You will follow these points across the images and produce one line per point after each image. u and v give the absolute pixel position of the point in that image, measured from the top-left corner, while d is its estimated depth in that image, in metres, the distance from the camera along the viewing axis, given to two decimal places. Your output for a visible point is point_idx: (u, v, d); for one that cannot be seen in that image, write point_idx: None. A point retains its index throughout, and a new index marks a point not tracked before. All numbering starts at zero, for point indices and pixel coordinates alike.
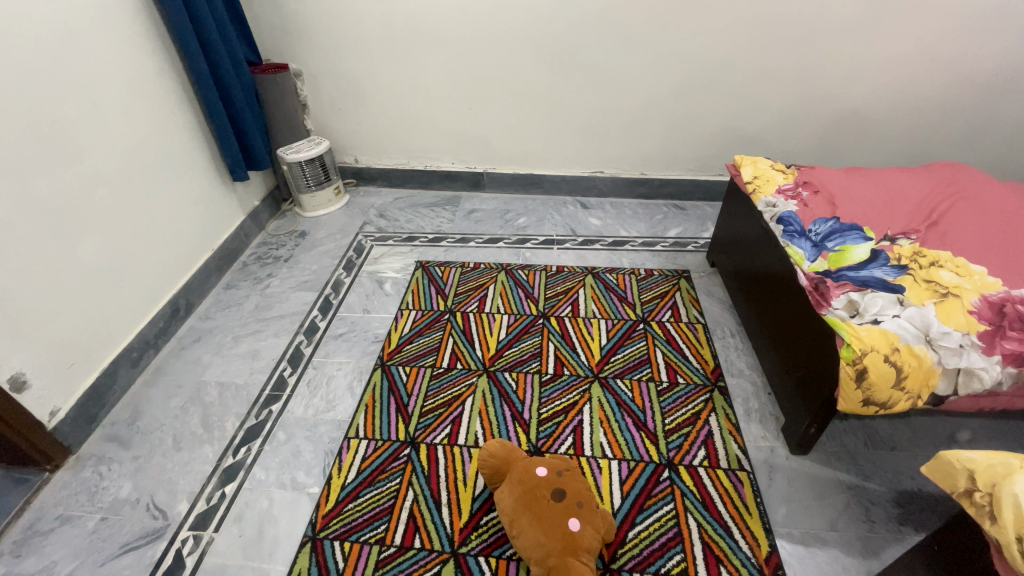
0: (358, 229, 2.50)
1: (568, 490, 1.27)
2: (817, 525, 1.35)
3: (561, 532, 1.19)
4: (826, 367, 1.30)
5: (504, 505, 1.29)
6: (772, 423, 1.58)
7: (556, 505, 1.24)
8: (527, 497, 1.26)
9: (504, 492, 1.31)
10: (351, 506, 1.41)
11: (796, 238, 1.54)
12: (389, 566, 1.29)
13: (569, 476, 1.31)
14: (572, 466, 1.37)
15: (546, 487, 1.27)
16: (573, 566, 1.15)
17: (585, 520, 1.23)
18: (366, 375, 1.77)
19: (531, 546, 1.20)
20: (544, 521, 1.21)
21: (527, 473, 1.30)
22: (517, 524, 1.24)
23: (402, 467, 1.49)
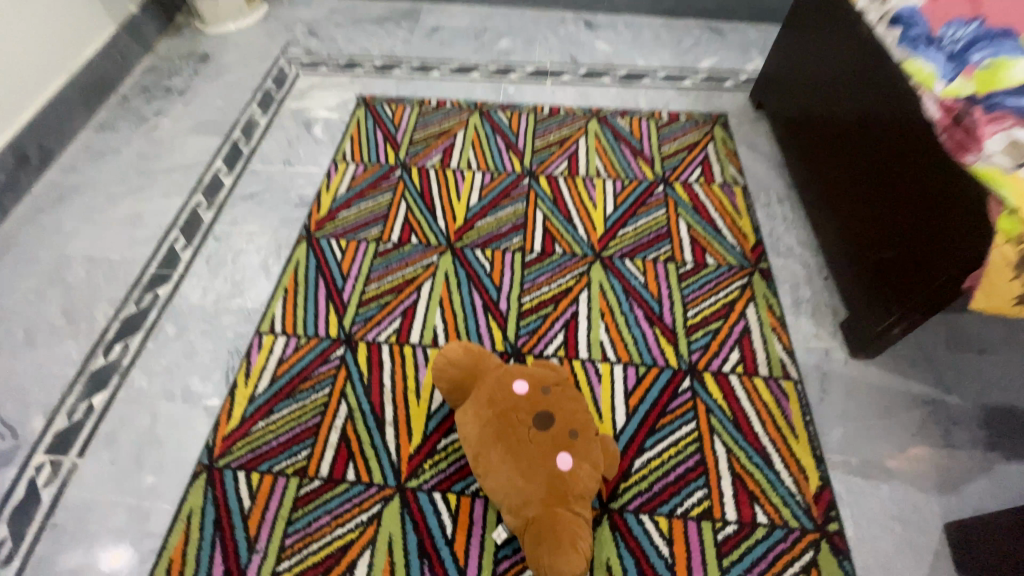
0: (280, 52, 1.83)
1: (558, 414, 0.89)
2: (882, 452, 1.02)
3: (547, 475, 0.84)
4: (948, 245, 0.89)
5: (469, 433, 0.92)
6: (828, 318, 1.19)
7: (539, 437, 0.87)
8: (500, 426, 0.89)
9: (469, 416, 0.94)
10: (261, 426, 1.03)
11: (921, 47, 1.00)
12: (310, 507, 0.94)
13: (558, 395, 0.92)
14: (563, 378, 0.98)
15: (527, 413, 0.89)
16: (564, 522, 0.82)
17: (581, 455, 0.87)
18: (287, 250, 1.30)
19: (504, 493, 0.86)
20: (522, 459, 0.85)
21: (499, 393, 0.92)
22: (486, 461, 0.89)
23: (332, 373, 1.10)
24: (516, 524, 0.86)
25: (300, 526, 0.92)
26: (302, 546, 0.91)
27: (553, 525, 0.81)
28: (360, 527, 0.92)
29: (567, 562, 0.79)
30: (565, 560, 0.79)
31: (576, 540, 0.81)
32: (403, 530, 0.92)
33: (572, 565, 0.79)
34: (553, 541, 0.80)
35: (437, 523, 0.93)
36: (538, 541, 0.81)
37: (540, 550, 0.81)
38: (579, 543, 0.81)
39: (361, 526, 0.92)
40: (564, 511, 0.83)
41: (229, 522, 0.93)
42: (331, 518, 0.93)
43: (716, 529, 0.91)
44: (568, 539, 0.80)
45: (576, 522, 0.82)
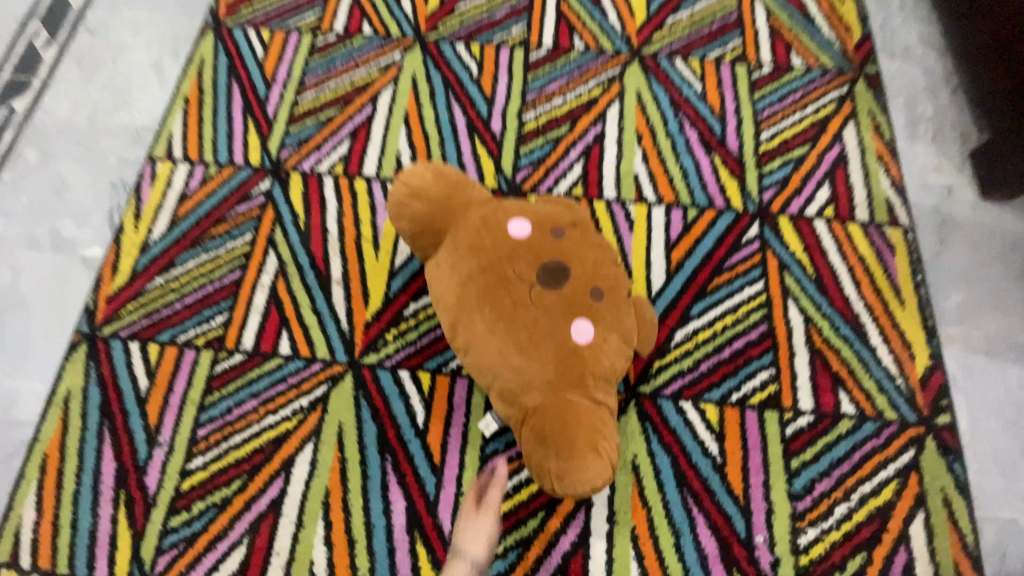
0: None
1: (574, 267, 0.59)
2: (1014, 324, 0.74)
3: (557, 352, 0.56)
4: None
5: (442, 294, 0.62)
6: (954, 146, 0.84)
7: (547, 299, 0.57)
8: (488, 283, 0.58)
9: (440, 269, 0.62)
10: (159, 284, 0.75)
11: None
12: (229, 389, 0.68)
13: (576, 239, 0.61)
14: (583, 215, 0.65)
15: (529, 265, 0.58)
16: (581, 415, 0.55)
17: (607, 325, 0.58)
18: (187, 45, 0.91)
19: (493, 375, 0.59)
20: (520, 330, 0.57)
21: (487, 236, 0.60)
22: (467, 333, 0.60)
23: (255, 214, 0.77)
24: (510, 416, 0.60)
25: (216, 414, 0.67)
26: (220, 439, 0.66)
27: (565, 419, 0.55)
28: (298, 416, 0.66)
29: (583, 469, 0.54)
30: (581, 466, 0.54)
31: (597, 439, 0.55)
32: (358, 420, 0.66)
33: (591, 473, 0.54)
34: (564, 441, 0.55)
35: (405, 412, 0.67)
36: (541, 439, 0.56)
37: (544, 451, 0.56)
38: (601, 442, 0.56)
39: (299, 415, 0.66)
40: (580, 400, 0.56)
41: (121, 407, 0.68)
42: (258, 404, 0.67)
43: (785, 422, 0.66)
44: (586, 438, 0.55)
45: (597, 415, 0.56)
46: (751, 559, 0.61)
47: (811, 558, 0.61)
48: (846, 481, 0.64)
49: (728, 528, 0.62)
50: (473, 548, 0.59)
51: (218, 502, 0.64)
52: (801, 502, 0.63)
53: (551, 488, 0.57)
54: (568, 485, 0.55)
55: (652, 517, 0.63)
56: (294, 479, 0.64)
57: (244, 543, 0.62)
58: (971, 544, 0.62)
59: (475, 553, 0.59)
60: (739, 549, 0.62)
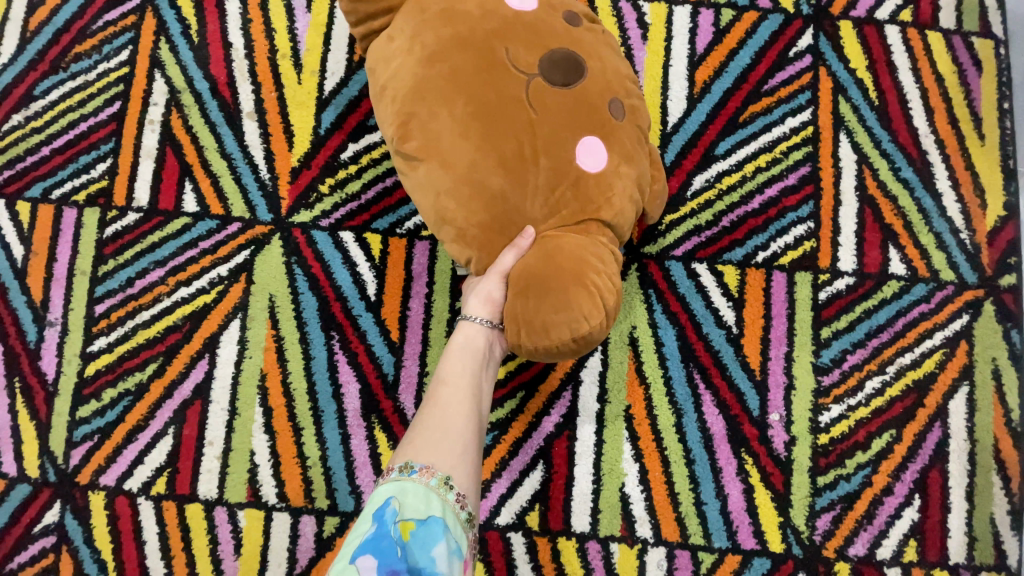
0: None
1: (591, 66, 0.43)
2: None
3: (553, 171, 0.41)
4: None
5: (398, 77, 0.43)
6: None
7: (549, 97, 0.41)
8: (465, 64, 0.41)
9: (394, 44, 0.44)
10: (16, 122, 0.56)
11: None
12: (127, 256, 0.54)
13: (594, 35, 0.45)
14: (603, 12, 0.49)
15: (527, 48, 0.42)
16: (567, 245, 0.41)
17: (626, 151, 0.43)
18: None
19: (455, 200, 0.42)
20: (506, 135, 0.41)
21: (471, 1, 0.43)
22: (423, 132, 0.42)
23: (132, 23, 0.57)
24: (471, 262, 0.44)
25: (115, 287, 0.53)
26: (124, 316, 0.53)
27: (546, 249, 0.41)
28: (219, 288, 0.53)
29: (564, 306, 0.40)
30: (560, 303, 0.40)
31: (586, 272, 0.40)
32: (294, 290, 0.53)
33: (574, 313, 0.40)
34: (540, 273, 0.40)
35: (352, 280, 0.53)
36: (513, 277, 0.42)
37: (516, 289, 0.42)
38: (593, 277, 0.41)
39: (219, 286, 0.53)
40: (574, 236, 0.41)
41: None
42: (165, 273, 0.53)
43: (819, 286, 0.54)
44: (572, 271, 0.40)
45: (593, 251, 0.41)
46: (763, 439, 0.53)
47: (832, 437, 0.53)
48: (883, 352, 0.54)
49: (739, 406, 0.53)
50: (477, 332, 0.45)
51: (133, 390, 0.53)
52: (827, 376, 0.53)
53: (515, 342, 0.42)
54: (544, 334, 0.41)
55: (650, 395, 0.53)
56: (220, 362, 0.52)
57: (170, 434, 0.52)
58: (1016, 421, 0.54)
59: (478, 339, 0.45)
60: (749, 429, 0.53)
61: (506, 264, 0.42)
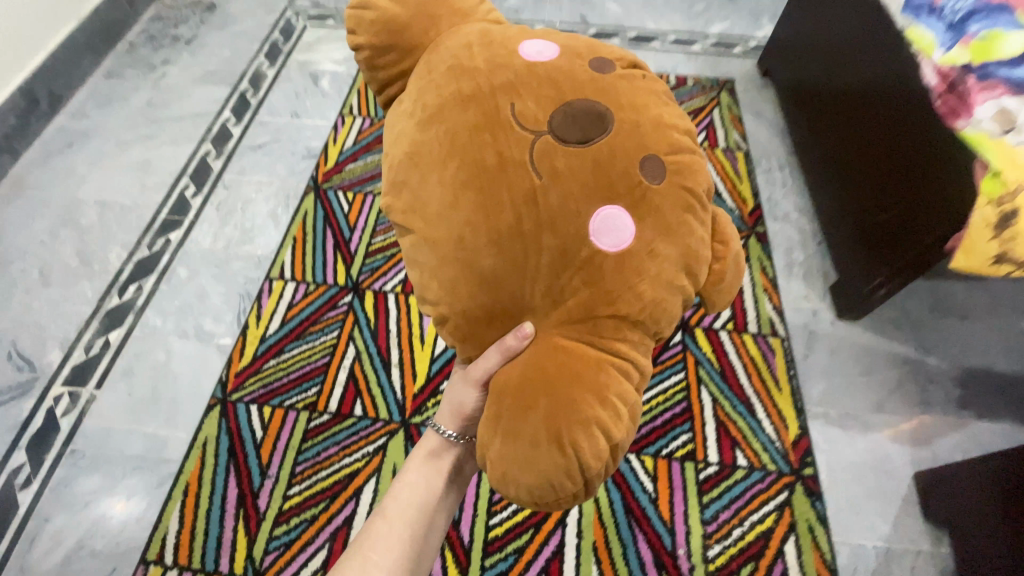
0: (287, 2, 1.81)
1: (612, 121, 0.54)
2: (860, 405, 1.07)
3: (553, 249, 0.50)
4: (924, 229, 0.94)
5: (405, 135, 0.59)
6: (820, 280, 1.23)
7: (557, 162, 0.52)
8: (471, 123, 0.54)
9: (406, 110, 0.60)
10: (272, 364, 1.08)
11: (923, 15, 0.99)
12: (319, 438, 1.00)
13: (616, 84, 0.57)
14: (636, 65, 0.62)
15: (536, 106, 0.54)
16: (545, 397, 0.50)
17: (651, 223, 0.52)
18: (295, 201, 1.33)
19: (446, 279, 0.53)
20: (511, 208, 0.51)
21: (482, 61, 0.58)
22: (420, 195, 0.55)
23: (339, 318, 1.14)
24: (467, 351, 0.57)
25: (310, 455, 0.98)
26: (311, 473, 0.96)
27: (529, 385, 0.51)
28: (366, 457, 0.98)
29: (532, 465, 0.49)
30: (530, 459, 0.50)
31: (560, 431, 0.49)
32: None
33: (544, 473, 0.49)
34: (519, 419, 0.50)
35: None
36: (497, 404, 0.52)
37: (495, 427, 0.52)
38: (566, 438, 0.49)
39: (367, 457, 0.98)
40: (581, 345, 0.51)
41: (243, 450, 0.99)
42: (339, 448, 0.98)
43: (699, 469, 0.97)
44: (545, 430, 0.49)
45: (578, 397, 0.49)
46: (674, 564, 0.90)
47: (716, 565, 0.90)
48: (740, 512, 0.94)
49: (658, 541, 0.91)
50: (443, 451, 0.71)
51: (309, 517, 0.93)
52: (709, 525, 0.93)
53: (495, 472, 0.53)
54: (515, 481, 0.51)
55: (607, 533, 0.91)
56: (363, 502, 0.94)
57: (326, 547, 0.91)
58: (829, 560, 0.91)
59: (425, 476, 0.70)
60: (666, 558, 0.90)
61: (490, 363, 0.55)
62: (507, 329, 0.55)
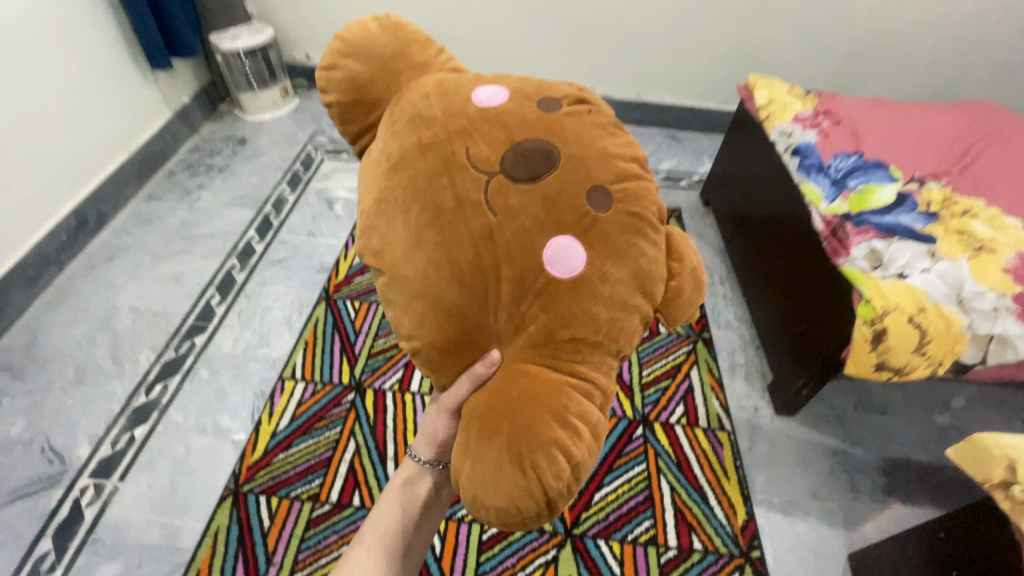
0: (308, 139, 2.16)
1: (559, 157, 0.58)
2: (798, 493, 1.23)
3: (510, 281, 0.56)
4: (824, 344, 1.17)
5: (372, 181, 0.64)
6: (758, 380, 1.44)
7: (510, 200, 0.57)
8: (431, 167, 0.59)
9: (373, 158, 0.66)
10: (281, 457, 1.22)
11: (812, 174, 1.31)
12: (321, 527, 1.12)
13: (561, 121, 0.62)
14: (582, 101, 0.67)
15: (489, 147, 0.59)
16: (507, 421, 0.53)
17: (602, 251, 0.57)
18: (307, 309, 1.54)
19: (416, 315, 0.58)
20: (470, 245, 0.56)
21: (439, 108, 0.63)
22: (387, 236, 0.60)
23: (342, 415, 1.29)
24: (440, 380, 0.62)
25: (313, 543, 1.10)
26: (313, 560, 1.08)
27: (492, 411, 0.54)
28: None
29: (498, 489, 0.52)
30: (495, 484, 0.52)
31: (522, 453, 0.51)
32: None
33: (509, 495, 0.52)
34: (483, 444, 0.53)
35: None
36: (465, 430, 0.56)
37: (463, 454, 0.55)
38: (528, 459, 0.51)
39: None
40: (542, 368, 0.56)
41: (251, 540, 1.10)
42: (337, 537, 1.11)
43: (660, 553, 1.11)
44: (508, 454, 0.52)
45: (538, 420, 0.52)
46: None
47: None
48: None
49: None
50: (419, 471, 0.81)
51: None
52: None
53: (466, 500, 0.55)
54: (483, 506, 0.54)
55: None
56: None
57: None
58: None
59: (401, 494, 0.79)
60: None
61: (461, 391, 0.60)
62: (476, 358, 0.60)
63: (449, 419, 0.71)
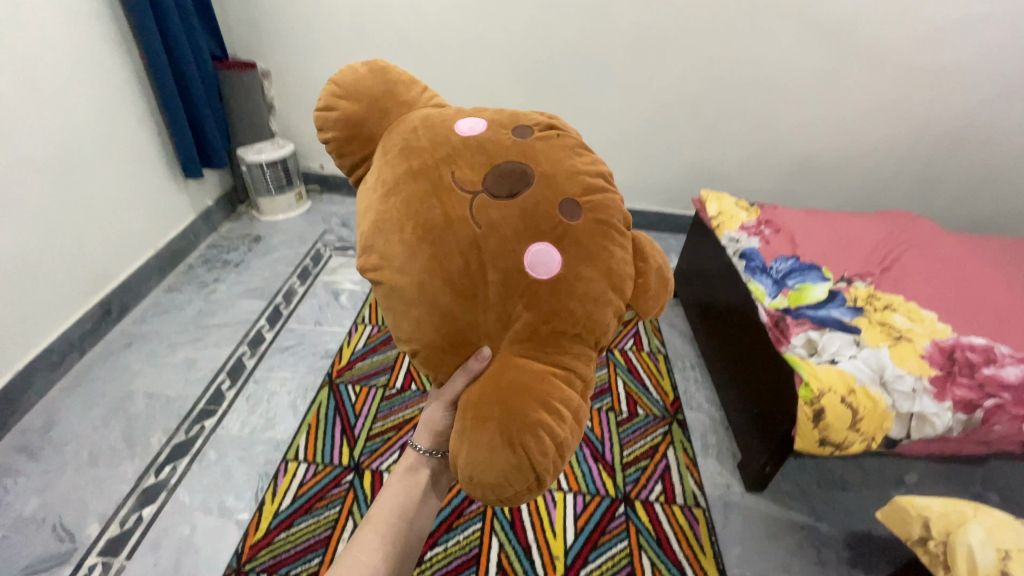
0: (318, 237, 2.40)
1: (532, 175, 0.70)
2: (769, 567, 1.31)
3: (497, 282, 0.66)
4: (778, 423, 1.31)
5: (371, 201, 0.74)
6: (729, 458, 1.56)
7: (493, 213, 0.67)
8: (423, 188, 0.69)
9: (370, 184, 0.76)
10: (283, 537, 1.29)
11: (757, 274, 1.55)
12: None
13: (532, 145, 0.73)
14: (549, 127, 0.78)
15: (473, 170, 0.70)
16: (497, 407, 0.62)
17: (574, 255, 0.67)
18: (312, 393, 1.66)
19: (414, 318, 0.67)
20: (460, 254, 0.66)
21: (427, 140, 0.74)
22: (386, 250, 0.69)
23: (342, 495, 1.38)
24: (438, 377, 0.71)
25: None
26: None
27: (484, 399, 0.62)
28: None
29: (493, 467, 0.60)
30: (489, 461, 0.60)
31: (512, 433, 0.60)
32: None
33: (503, 472, 0.60)
34: (477, 427, 0.62)
35: None
36: (462, 418, 0.64)
37: (460, 440, 0.64)
38: (518, 438, 0.60)
39: None
40: (528, 357, 0.65)
41: None
42: None
43: None
44: (499, 436, 0.60)
45: (525, 403, 0.61)
46: None
47: None
48: None
49: None
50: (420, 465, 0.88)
51: None
52: None
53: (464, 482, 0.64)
54: (480, 484, 0.62)
55: None
56: None
57: None
58: None
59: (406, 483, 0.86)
60: None
61: (457, 386, 0.70)
62: (470, 354, 0.69)
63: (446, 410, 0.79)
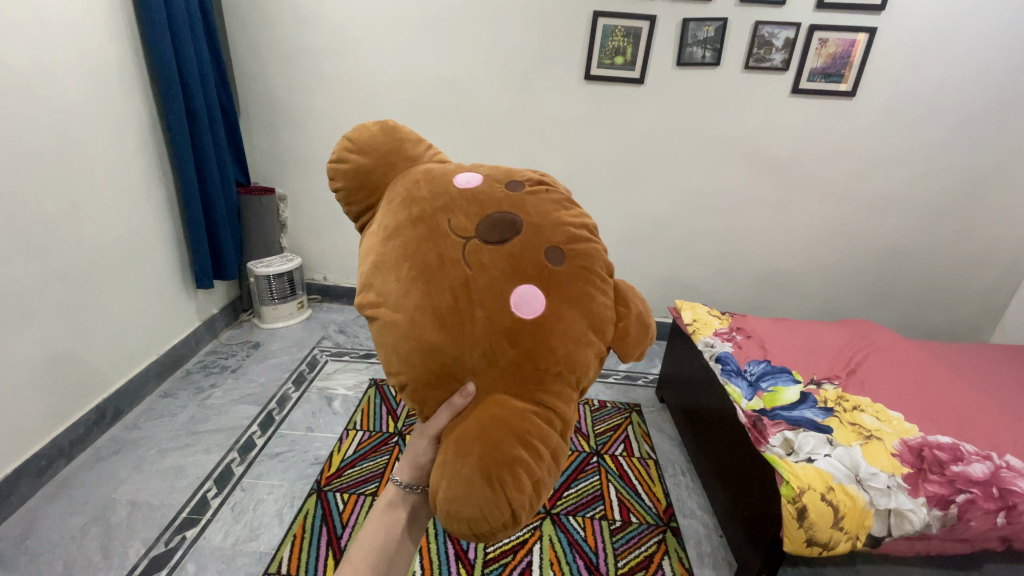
0: (316, 344, 2.50)
1: (521, 224, 0.73)
2: None
3: (483, 321, 0.68)
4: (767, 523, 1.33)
5: (373, 245, 0.78)
6: (725, 568, 1.53)
7: (483, 258, 0.71)
8: (421, 234, 0.73)
9: (374, 230, 0.81)
10: None
11: (733, 376, 1.67)
12: None
13: (522, 197, 0.77)
14: (542, 181, 0.83)
15: (467, 217, 0.74)
16: (478, 442, 0.63)
17: (556, 298, 0.70)
18: (299, 501, 1.64)
19: (404, 352, 0.69)
20: (448, 293, 0.69)
21: (427, 189, 0.79)
22: (383, 289, 0.73)
23: None
24: (424, 412, 0.72)
25: None
26: None
27: (467, 435, 0.64)
28: None
29: (471, 503, 0.61)
30: (467, 496, 0.61)
31: (491, 468, 0.61)
32: None
33: (481, 509, 0.61)
34: (459, 463, 0.63)
35: None
36: (445, 451, 0.66)
37: (442, 474, 0.64)
38: (497, 473, 0.61)
39: None
40: (510, 394, 0.67)
41: None
42: None
43: None
44: (478, 471, 0.61)
45: (504, 439, 0.62)
46: None
47: None
48: None
49: None
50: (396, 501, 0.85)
51: None
52: None
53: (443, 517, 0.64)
54: (457, 519, 0.62)
55: None
56: None
57: None
58: None
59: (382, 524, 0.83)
60: None
61: (441, 420, 0.70)
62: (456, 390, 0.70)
63: (430, 444, 0.76)
